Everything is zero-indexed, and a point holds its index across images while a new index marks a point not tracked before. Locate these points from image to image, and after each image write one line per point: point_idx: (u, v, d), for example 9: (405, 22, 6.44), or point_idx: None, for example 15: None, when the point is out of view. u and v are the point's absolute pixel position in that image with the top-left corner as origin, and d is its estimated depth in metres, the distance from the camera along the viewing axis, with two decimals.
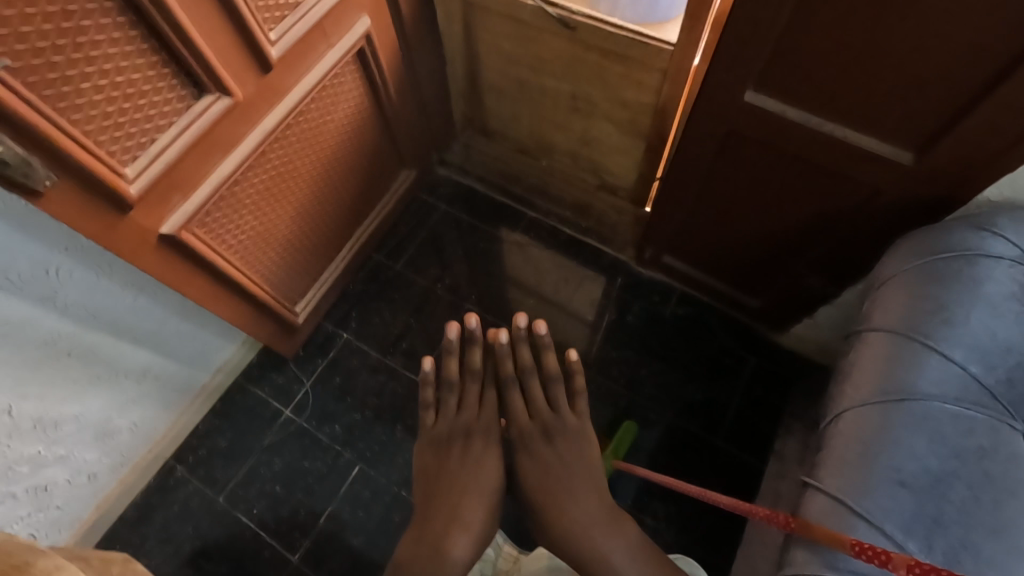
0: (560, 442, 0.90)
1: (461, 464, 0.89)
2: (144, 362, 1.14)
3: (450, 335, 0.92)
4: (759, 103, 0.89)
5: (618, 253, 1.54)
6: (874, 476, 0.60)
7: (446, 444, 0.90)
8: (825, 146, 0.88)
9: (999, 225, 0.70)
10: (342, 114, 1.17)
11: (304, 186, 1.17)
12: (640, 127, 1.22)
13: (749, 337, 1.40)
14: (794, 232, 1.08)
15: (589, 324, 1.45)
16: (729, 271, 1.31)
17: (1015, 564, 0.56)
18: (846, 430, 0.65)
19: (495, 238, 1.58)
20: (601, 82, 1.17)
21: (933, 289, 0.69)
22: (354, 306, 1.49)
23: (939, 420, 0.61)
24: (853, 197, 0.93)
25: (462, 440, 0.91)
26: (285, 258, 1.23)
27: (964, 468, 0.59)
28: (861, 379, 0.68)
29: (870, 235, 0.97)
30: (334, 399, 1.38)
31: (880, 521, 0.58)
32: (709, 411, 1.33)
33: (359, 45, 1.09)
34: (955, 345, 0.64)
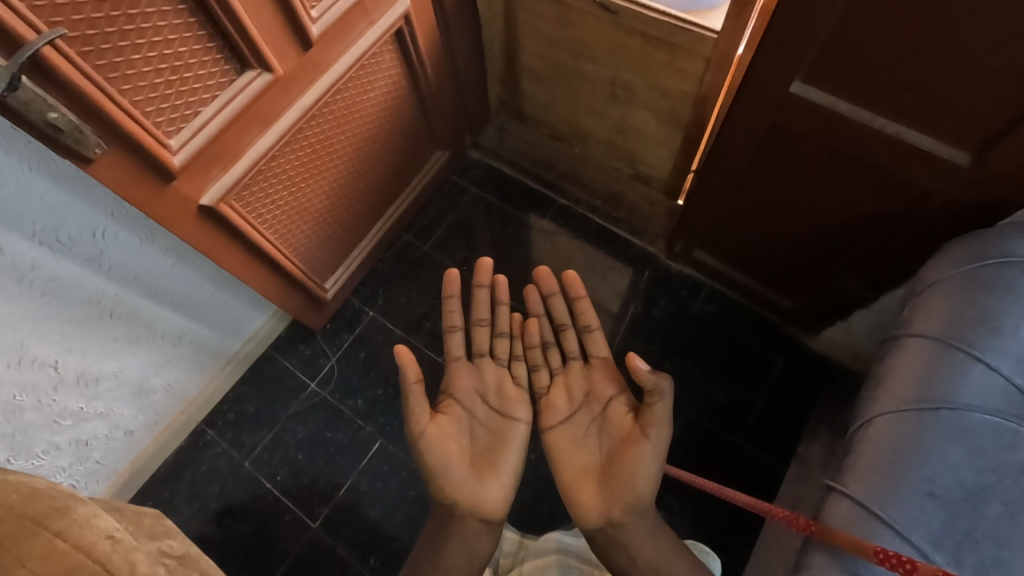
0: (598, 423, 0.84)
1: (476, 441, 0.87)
2: (181, 327, 1.18)
3: (482, 275, 0.93)
4: (806, 95, 0.85)
5: (648, 244, 1.51)
6: (906, 486, 0.58)
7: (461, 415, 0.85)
8: (874, 144, 0.84)
9: None
10: (379, 94, 1.18)
11: (338, 163, 1.18)
12: (679, 116, 1.19)
13: (777, 337, 1.36)
14: (833, 231, 1.04)
15: (612, 315, 1.43)
16: (762, 269, 1.27)
17: None
18: (877, 436, 0.63)
19: (524, 224, 1.57)
20: (642, 70, 1.14)
21: (982, 297, 0.65)
22: (381, 285, 1.51)
23: (979, 435, 0.58)
24: (902, 198, 0.89)
25: (482, 403, 0.87)
26: (318, 234, 1.25)
27: (1002, 485, 0.57)
28: (896, 388, 0.65)
29: (915, 239, 0.92)
30: (358, 374, 1.41)
31: (906, 531, 0.56)
32: (732, 410, 1.31)
33: (398, 24, 1.09)
34: (1002, 357, 0.61)
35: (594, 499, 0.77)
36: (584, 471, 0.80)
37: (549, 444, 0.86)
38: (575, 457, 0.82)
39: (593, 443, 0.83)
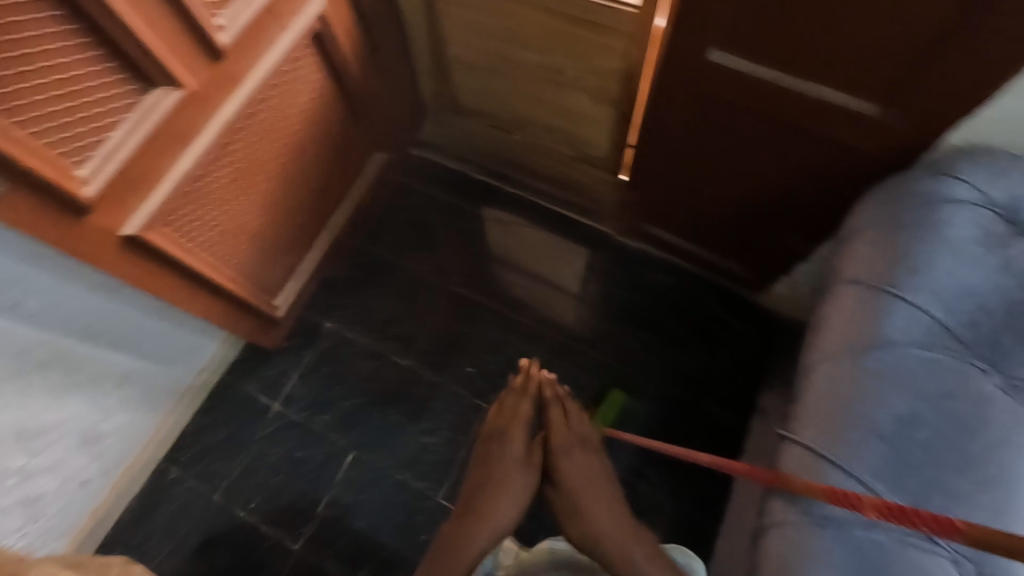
0: (584, 450, 0.92)
1: (498, 448, 0.91)
2: (125, 366, 1.12)
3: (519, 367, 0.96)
4: (723, 62, 0.88)
5: (599, 224, 1.51)
6: (847, 426, 0.60)
7: (490, 439, 0.93)
8: (791, 104, 0.87)
9: (960, 169, 0.67)
10: (301, 98, 1.13)
11: (268, 175, 1.13)
12: (610, 93, 1.21)
13: (732, 302, 1.40)
14: (765, 191, 1.07)
15: (574, 296, 1.45)
16: (706, 234, 1.30)
17: (976, 501, 0.57)
18: (819, 383, 0.64)
19: (477, 217, 1.56)
20: (572, 50, 1.15)
21: (898, 238, 0.66)
22: (336, 295, 1.47)
23: (910, 369, 0.60)
24: (823, 154, 0.92)
25: (502, 437, 0.92)
26: (258, 250, 1.21)
27: (932, 414, 0.59)
28: (833, 333, 0.66)
29: (839, 190, 0.96)
30: (324, 388, 1.37)
31: (854, 469, 0.58)
32: (696, 376, 1.35)
33: (314, 25, 1.05)
34: (921, 293, 0.63)
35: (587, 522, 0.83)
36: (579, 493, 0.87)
37: (545, 470, 0.92)
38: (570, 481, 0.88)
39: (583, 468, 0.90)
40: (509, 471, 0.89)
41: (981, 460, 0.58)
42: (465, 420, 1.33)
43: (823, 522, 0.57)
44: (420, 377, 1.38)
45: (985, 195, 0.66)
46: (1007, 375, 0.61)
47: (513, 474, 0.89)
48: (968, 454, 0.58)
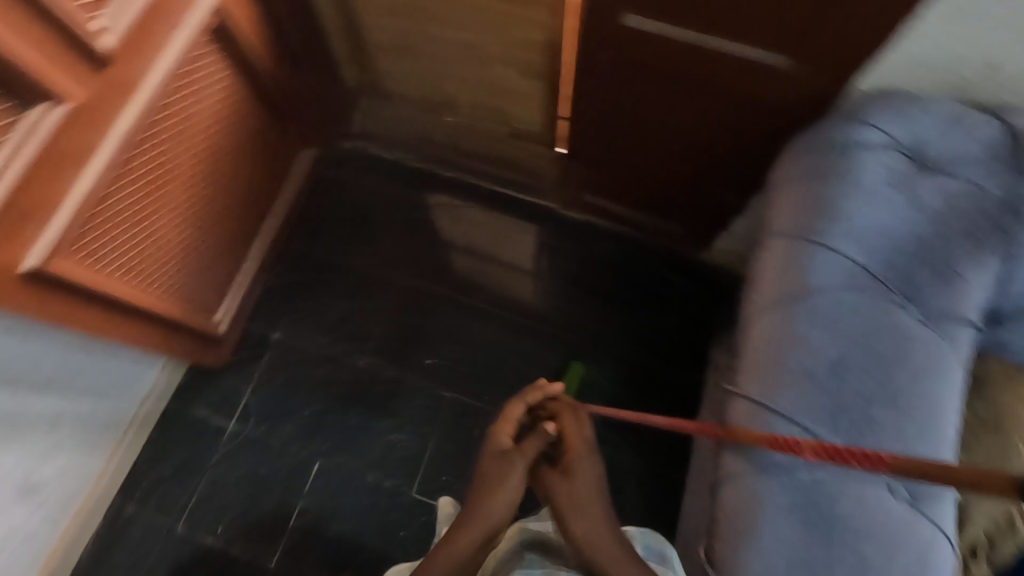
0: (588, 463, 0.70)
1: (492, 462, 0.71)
2: (56, 409, 1.04)
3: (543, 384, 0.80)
4: (641, 27, 0.87)
5: (540, 199, 1.49)
6: (782, 374, 0.62)
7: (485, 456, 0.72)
8: (710, 64, 0.88)
9: (870, 114, 0.68)
10: (208, 100, 1.05)
11: (183, 186, 1.05)
12: (536, 67, 1.20)
13: (679, 264, 1.42)
14: (696, 151, 1.08)
15: (528, 272, 1.44)
16: (646, 199, 1.31)
17: (907, 432, 0.59)
18: (756, 337, 0.66)
19: (421, 205, 1.50)
20: (492, 26, 1.14)
21: (817, 187, 0.68)
22: (280, 302, 1.41)
23: (837, 314, 0.63)
24: (747, 112, 0.93)
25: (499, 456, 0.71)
26: (187, 266, 1.14)
27: (860, 354, 0.61)
28: (766, 285, 0.68)
29: (765, 145, 0.98)
30: (279, 400, 1.32)
31: (793, 416, 0.61)
32: (650, 338, 1.38)
33: (211, 20, 0.97)
34: (842, 239, 0.65)
35: (581, 516, 0.65)
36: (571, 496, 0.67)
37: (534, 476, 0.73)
38: (559, 482, 0.68)
39: (580, 474, 0.68)
40: (499, 466, 0.70)
41: (907, 392, 0.60)
42: (429, 411, 1.32)
43: (771, 469, 0.60)
44: (378, 375, 1.35)
45: (894, 138, 0.67)
46: (925, 311, 0.63)
47: (508, 472, 0.69)
48: (893, 391, 0.60)
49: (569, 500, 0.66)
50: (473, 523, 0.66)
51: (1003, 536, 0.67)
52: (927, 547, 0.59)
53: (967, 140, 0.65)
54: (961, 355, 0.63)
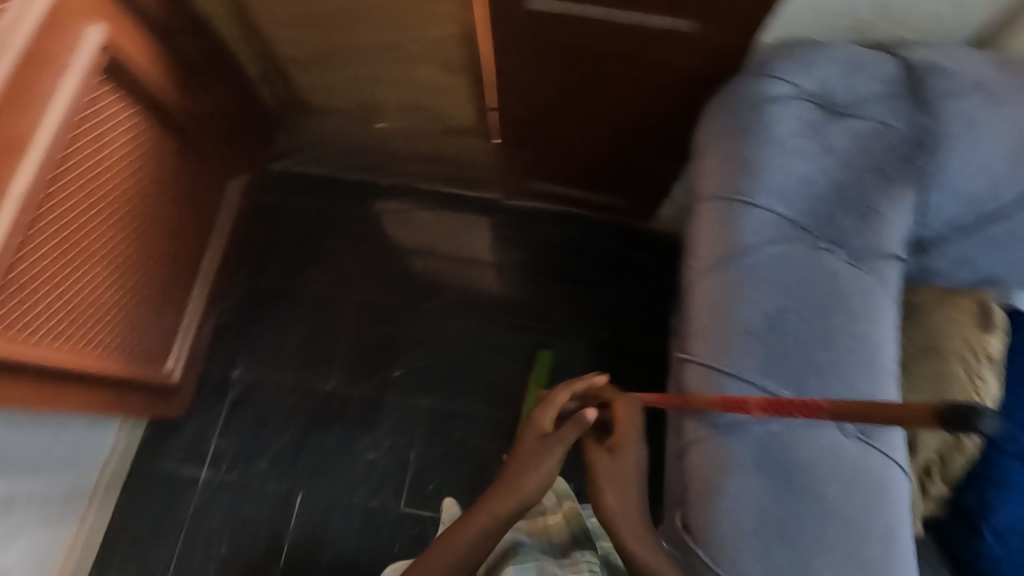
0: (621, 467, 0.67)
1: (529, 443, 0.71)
2: (8, 492, 0.98)
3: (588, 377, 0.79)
4: (545, 9, 0.85)
5: (483, 192, 1.47)
6: (725, 334, 0.64)
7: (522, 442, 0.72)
8: (619, 37, 0.88)
9: (774, 67, 0.69)
10: (118, 142, 0.99)
11: (107, 236, 0.99)
12: (455, 60, 1.18)
13: (633, 237, 1.42)
14: (622, 124, 1.08)
15: (490, 264, 1.41)
16: (586, 175, 1.29)
17: (848, 371, 0.61)
18: (698, 302, 0.67)
19: (368, 216, 1.46)
20: (402, 23, 1.12)
21: (734, 146, 0.69)
22: (235, 338, 1.36)
23: (769, 268, 0.64)
24: (664, 79, 0.94)
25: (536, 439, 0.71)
26: (127, 318, 1.08)
27: (795, 302, 0.63)
28: (700, 250, 0.68)
29: (686, 109, 0.99)
30: (249, 438, 1.28)
31: (742, 373, 0.62)
32: (615, 313, 1.38)
33: (100, 59, 0.92)
34: (763, 194, 0.66)
35: (616, 490, 0.65)
36: (608, 473, 0.66)
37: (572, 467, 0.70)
38: (600, 459, 0.68)
39: (621, 457, 0.68)
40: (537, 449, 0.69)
41: (844, 333, 0.62)
42: (406, 424, 1.28)
43: (729, 430, 0.61)
44: (348, 397, 1.30)
45: (801, 87, 0.68)
46: (851, 252, 0.64)
47: (545, 454, 0.68)
48: (831, 335, 0.62)
49: (607, 480, 0.66)
50: (506, 496, 0.66)
51: (952, 451, 0.71)
52: (882, 474, 0.61)
53: (865, 82, 0.68)
54: (891, 290, 0.65)
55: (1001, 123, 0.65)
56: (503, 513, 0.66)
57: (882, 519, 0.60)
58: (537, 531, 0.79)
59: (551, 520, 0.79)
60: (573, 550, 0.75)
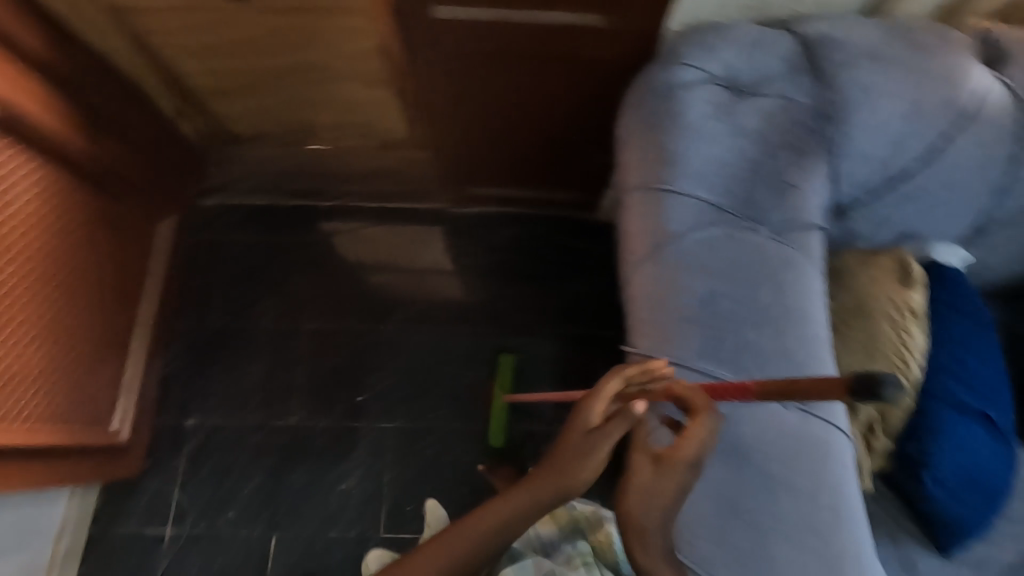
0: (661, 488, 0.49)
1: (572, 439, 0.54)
2: None
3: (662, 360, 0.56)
4: (451, 17, 0.84)
5: (427, 203, 1.42)
6: (663, 323, 0.64)
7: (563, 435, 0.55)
8: (530, 37, 0.87)
9: (681, 54, 0.70)
10: (22, 202, 0.92)
11: (23, 303, 0.92)
12: (377, 74, 1.15)
13: (579, 227, 1.38)
14: (548, 125, 1.07)
15: (446, 272, 1.37)
16: (524, 176, 1.25)
17: (783, 344, 0.63)
18: (636, 294, 0.67)
19: (311, 241, 1.40)
20: (315, 43, 1.08)
21: (651, 135, 0.69)
22: (186, 386, 1.30)
23: (698, 253, 0.65)
24: (582, 74, 0.94)
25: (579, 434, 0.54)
26: (59, 385, 1.01)
27: (725, 284, 0.64)
28: (632, 242, 0.69)
29: (609, 101, 0.99)
30: (213, 488, 1.23)
31: (684, 361, 0.63)
32: (572, 307, 1.34)
33: None
34: (684, 181, 0.67)
35: (643, 504, 0.49)
36: (643, 486, 0.49)
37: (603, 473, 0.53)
38: (636, 467, 0.50)
39: (668, 469, 0.49)
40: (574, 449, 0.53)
41: (774, 307, 0.64)
42: (376, 449, 1.25)
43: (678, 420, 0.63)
44: (313, 430, 1.26)
45: (707, 72, 0.69)
46: (772, 227, 0.66)
47: (579, 457, 0.52)
48: (763, 311, 0.63)
49: (638, 493, 0.49)
50: (518, 494, 0.54)
51: (890, 408, 0.71)
52: (826, 441, 0.63)
53: (766, 61, 0.70)
54: (816, 260, 0.66)
55: (895, 87, 0.68)
56: (510, 518, 0.54)
57: (830, 486, 0.62)
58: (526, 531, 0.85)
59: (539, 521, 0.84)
60: (563, 545, 0.81)
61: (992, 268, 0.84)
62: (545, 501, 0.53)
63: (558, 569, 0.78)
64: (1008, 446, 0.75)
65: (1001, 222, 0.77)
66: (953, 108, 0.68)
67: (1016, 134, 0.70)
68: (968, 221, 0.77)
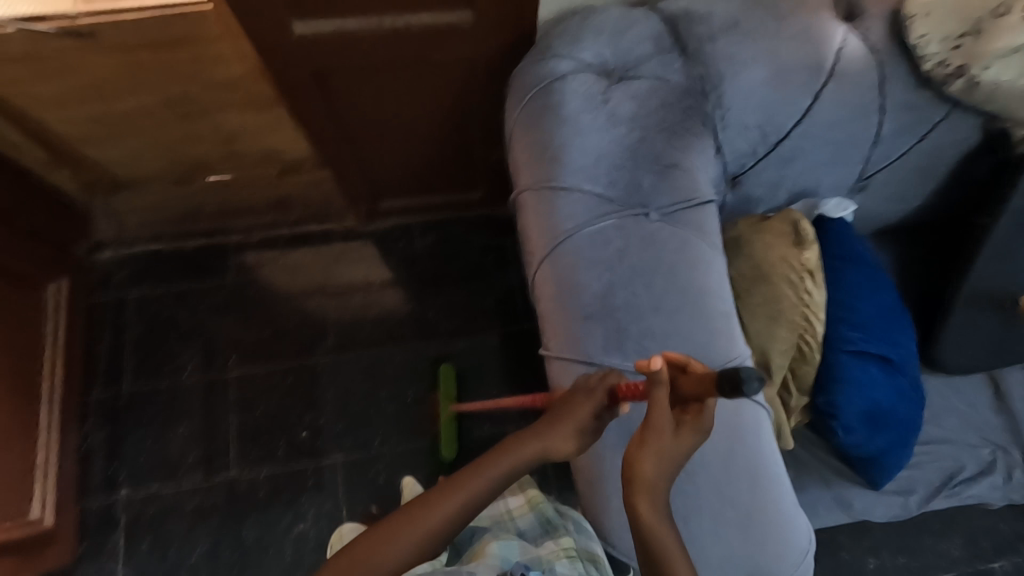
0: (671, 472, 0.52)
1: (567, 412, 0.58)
2: None
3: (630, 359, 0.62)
4: (314, 32, 0.80)
5: (341, 223, 1.36)
6: (569, 323, 0.64)
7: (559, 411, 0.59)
8: (405, 44, 0.84)
9: (550, 47, 0.69)
10: None
11: None
12: (258, 98, 1.08)
13: (501, 221, 1.36)
14: (443, 130, 1.04)
15: (372, 291, 1.33)
16: (435, 182, 1.22)
17: (688, 326, 0.63)
18: (541, 297, 0.67)
19: (223, 281, 1.32)
20: (181, 75, 1.00)
21: (533, 133, 0.68)
22: (110, 457, 1.21)
23: (593, 247, 0.65)
24: (466, 75, 0.91)
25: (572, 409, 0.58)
26: None
27: (623, 275, 0.64)
28: (531, 244, 0.68)
29: (498, 98, 0.97)
30: (159, 558, 1.16)
31: (593, 359, 0.63)
32: (506, 304, 1.32)
33: None
34: (570, 176, 0.66)
35: (656, 476, 0.52)
36: (662, 461, 0.52)
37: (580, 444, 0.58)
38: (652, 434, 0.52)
39: (683, 435, 0.53)
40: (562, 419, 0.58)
41: (675, 290, 0.64)
42: (327, 485, 1.21)
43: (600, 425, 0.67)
44: (258, 477, 1.21)
45: (578, 63, 0.69)
46: (663, 210, 0.66)
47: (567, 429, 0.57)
48: (664, 297, 0.64)
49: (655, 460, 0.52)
50: (480, 477, 0.57)
51: (800, 364, 0.74)
52: (738, 411, 0.64)
53: (635, 44, 0.70)
54: (710, 236, 0.67)
55: (760, 54, 0.69)
56: (473, 507, 0.57)
57: (745, 451, 0.64)
58: (500, 519, 0.77)
59: (517, 508, 0.78)
60: (544, 539, 0.74)
61: (876, 212, 0.88)
62: (496, 481, 0.58)
63: (544, 559, 0.69)
64: (912, 383, 0.79)
65: (877, 169, 0.80)
66: (817, 68, 0.70)
67: (879, 85, 0.72)
68: (847, 171, 0.80)
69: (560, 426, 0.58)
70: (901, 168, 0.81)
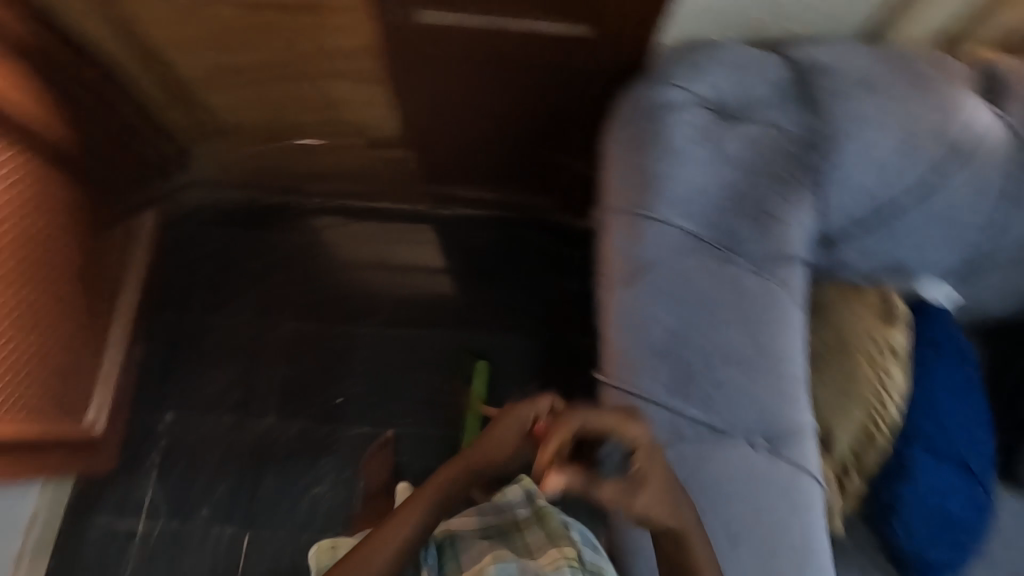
0: None
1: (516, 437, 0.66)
2: None
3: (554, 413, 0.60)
4: (437, 21, 0.81)
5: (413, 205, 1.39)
6: (633, 354, 0.63)
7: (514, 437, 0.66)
8: (519, 47, 0.85)
9: (668, 74, 0.68)
10: None
11: None
12: (366, 73, 1.11)
13: (567, 232, 1.35)
14: (531, 133, 1.05)
15: (427, 276, 1.35)
16: (510, 182, 1.23)
17: (754, 381, 0.62)
18: (608, 322, 0.65)
19: (294, 238, 1.38)
20: (302, 40, 1.05)
21: (633, 156, 0.67)
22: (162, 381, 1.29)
23: (673, 283, 0.64)
24: (569, 86, 0.92)
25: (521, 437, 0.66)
26: (28, 379, 0.99)
27: (700, 318, 0.63)
28: (607, 265, 0.66)
29: (594, 113, 0.98)
30: (186, 485, 1.22)
31: (653, 396, 0.62)
32: (552, 316, 1.32)
33: None
34: (664, 207, 0.65)
35: None
36: None
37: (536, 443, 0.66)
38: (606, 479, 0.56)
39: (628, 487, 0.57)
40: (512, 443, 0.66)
41: (748, 343, 0.63)
42: (350, 453, 1.24)
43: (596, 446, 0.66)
44: (288, 430, 1.25)
45: (694, 94, 0.67)
46: (753, 261, 0.65)
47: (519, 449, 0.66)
48: (736, 348, 0.62)
49: None
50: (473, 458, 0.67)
51: (866, 449, 0.70)
52: (792, 483, 0.61)
53: (756, 86, 0.68)
54: (794, 295, 0.65)
55: (886, 119, 0.66)
56: None
57: (789, 531, 0.60)
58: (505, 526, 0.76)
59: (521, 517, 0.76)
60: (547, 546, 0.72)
61: (975, 302, 0.82)
62: None
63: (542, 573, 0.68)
64: (986, 494, 0.73)
65: (986, 257, 0.75)
66: (945, 142, 0.66)
67: (1007, 171, 0.68)
68: (957, 255, 0.74)
69: (501, 454, 0.67)
70: (1012, 259, 0.75)
